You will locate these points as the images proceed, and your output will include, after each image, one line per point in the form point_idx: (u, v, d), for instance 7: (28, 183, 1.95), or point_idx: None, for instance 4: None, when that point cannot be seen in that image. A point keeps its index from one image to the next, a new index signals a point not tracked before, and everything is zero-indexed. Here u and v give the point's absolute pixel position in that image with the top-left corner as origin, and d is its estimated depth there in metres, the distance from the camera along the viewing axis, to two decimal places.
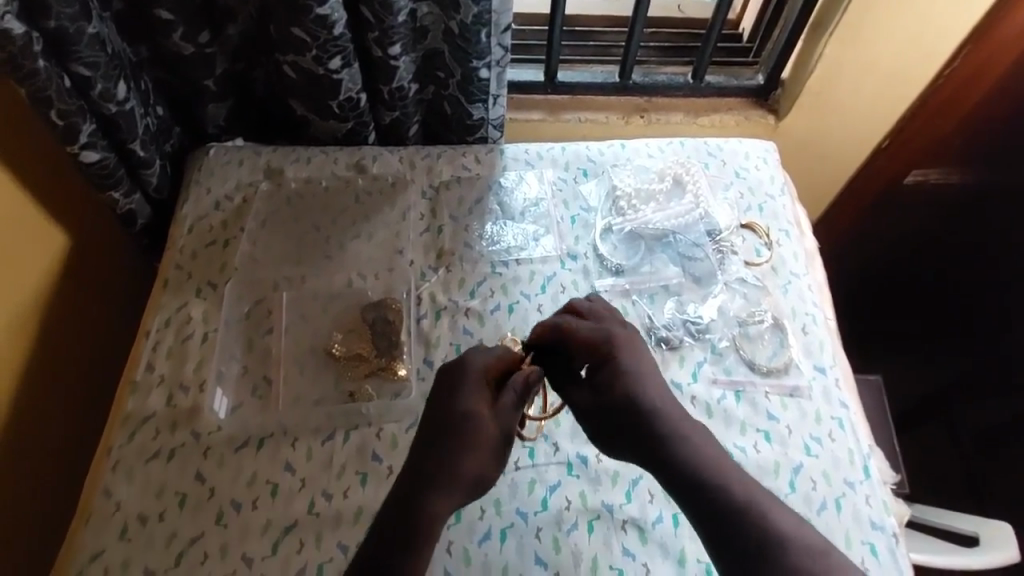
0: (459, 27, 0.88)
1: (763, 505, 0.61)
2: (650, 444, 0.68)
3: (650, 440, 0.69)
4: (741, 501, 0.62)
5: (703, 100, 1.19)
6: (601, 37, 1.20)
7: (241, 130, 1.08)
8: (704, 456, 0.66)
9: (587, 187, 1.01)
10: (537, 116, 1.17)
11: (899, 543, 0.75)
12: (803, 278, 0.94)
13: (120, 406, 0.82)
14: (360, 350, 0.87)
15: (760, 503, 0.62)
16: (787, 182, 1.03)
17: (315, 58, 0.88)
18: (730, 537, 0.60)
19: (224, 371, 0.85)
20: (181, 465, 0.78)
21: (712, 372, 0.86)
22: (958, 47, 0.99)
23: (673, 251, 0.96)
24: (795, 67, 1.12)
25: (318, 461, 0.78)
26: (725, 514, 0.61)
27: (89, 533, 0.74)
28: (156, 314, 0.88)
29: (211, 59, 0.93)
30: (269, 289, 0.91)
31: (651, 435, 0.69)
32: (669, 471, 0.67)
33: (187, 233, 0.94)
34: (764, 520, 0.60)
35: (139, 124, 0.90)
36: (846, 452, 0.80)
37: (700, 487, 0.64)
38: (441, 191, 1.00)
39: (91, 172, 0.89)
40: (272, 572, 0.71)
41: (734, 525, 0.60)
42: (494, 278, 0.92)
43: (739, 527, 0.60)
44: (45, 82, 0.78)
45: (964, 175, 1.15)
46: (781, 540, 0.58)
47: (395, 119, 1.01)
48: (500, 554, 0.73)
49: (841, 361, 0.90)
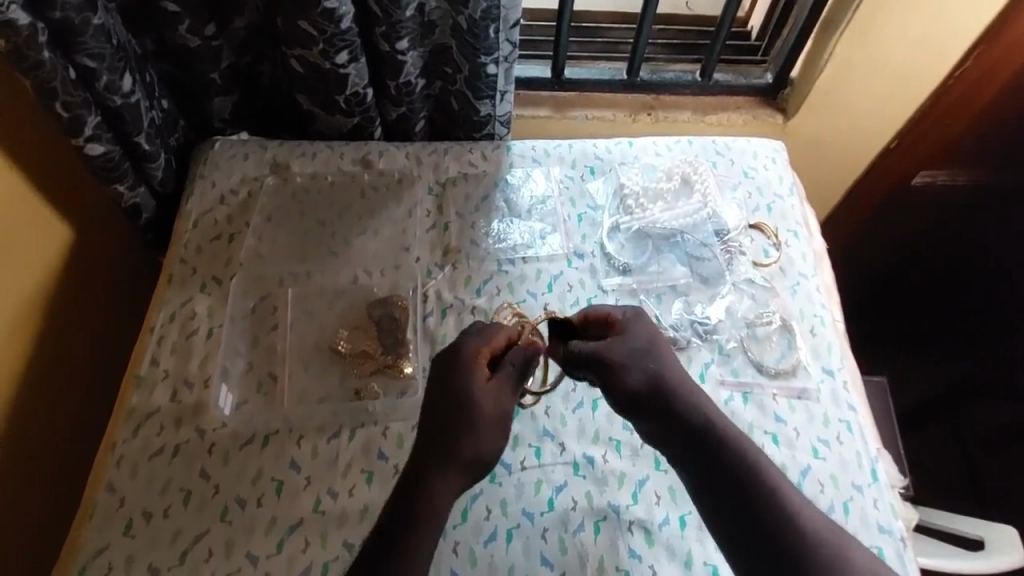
0: (467, 22, 0.87)
1: (774, 474, 0.63)
2: (657, 403, 0.68)
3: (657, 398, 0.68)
4: (754, 468, 0.63)
5: (711, 97, 1.18)
6: (609, 33, 1.19)
7: (246, 123, 1.08)
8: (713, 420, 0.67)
9: (595, 185, 1.01)
10: (543, 112, 1.17)
11: (907, 547, 0.75)
12: (811, 279, 0.93)
13: (125, 401, 0.81)
14: (366, 348, 0.87)
15: (771, 472, 0.63)
16: (795, 182, 1.03)
17: (322, 52, 0.87)
18: (743, 503, 0.61)
19: (229, 366, 0.84)
20: (185, 462, 0.77)
21: (719, 373, 0.86)
22: (974, 45, 0.96)
23: (680, 251, 0.95)
24: (803, 69, 1.15)
25: (323, 459, 0.78)
26: (739, 480, 0.62)
27: (93, 529, 0.73)
28: (160, 309, 0.88)
29: (218, 52, 0.93)
30: (274, 285, 0.91)
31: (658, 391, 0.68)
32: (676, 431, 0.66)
33: (192, 227, 0.94)
34: (777, 488, 0.61)
35: (144, 117, 0.89)
36: (853, 455, 0.80)
37: (711, 451, 0.64)
38: (448, 188, 0.99)
39: (96, 165, 0.88)
40: (277, 571, 0.71)
41: (748, 490, 0.61)
42: (500, 276, 0.92)
43: (753, 494, 0.61)
44: (51, 73, 0.77)
45: (971, 176, 1.14)
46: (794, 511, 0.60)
47: (402, 115, 1.01)
48: (506, 555, 0.73)
49: (850, 363, 0.90)
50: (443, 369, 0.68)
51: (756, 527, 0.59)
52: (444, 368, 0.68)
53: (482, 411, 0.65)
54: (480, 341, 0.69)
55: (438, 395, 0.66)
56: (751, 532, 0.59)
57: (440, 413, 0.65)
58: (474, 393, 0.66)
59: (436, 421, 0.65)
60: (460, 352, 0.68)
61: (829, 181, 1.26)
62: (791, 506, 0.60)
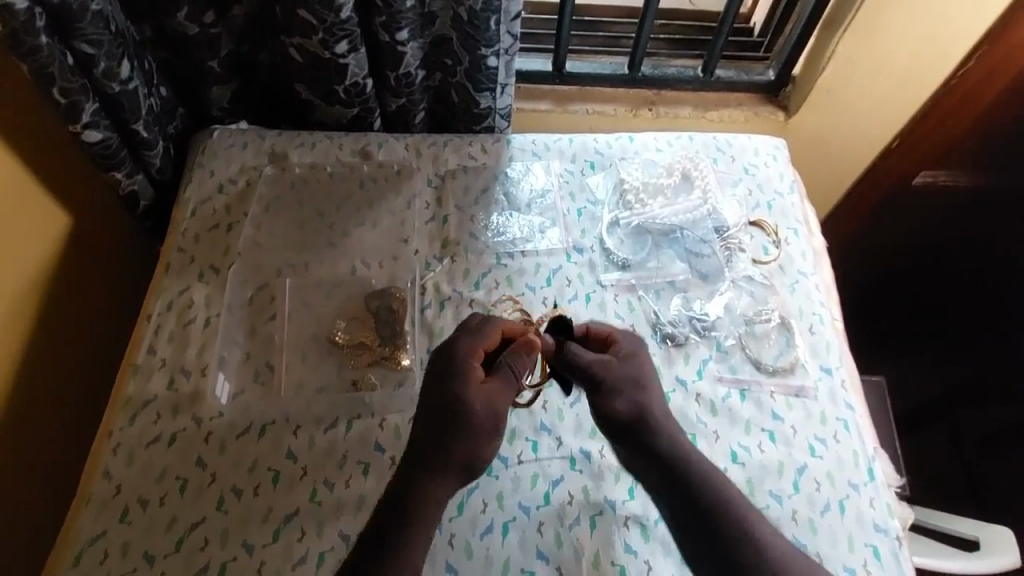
0: (467, 13, 0.86)
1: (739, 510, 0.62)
2: (633, 433, 0.68)
3: (632, 424, 0.68)
4: (722, 500, 0.63)
5: (713, 94, 1.18)
6: (611, 28, 1.19)
7: (245, 112, 1.07)
8: (687, 452, 0.67)
9: (594, 179, 1.00)
10: (544, 106, 1.16)
11: (902, 547, 0.75)
12: (811, 277, 0.93)
13: (121, 389, 0.81)
14: (363, 339, 0.86)
15: (741, 503, 0.63)
16: (796, 180, 1.03)
17: (322, 42, 0.86)
18: (711, 533, 0.61)
19: (226, 355, 0.84)
20: (182, 450, 0.77)
21: (717, 370, 0.86)
22: (974, 47, 0.98)
23: (680, 247, 0.95)
24: (805, 65, 1.12)
25: (320, 450, 0.78)
26: (708, 510, 0.62)
27: (89, 516, 0.73)
28: (158, 297, 0.87)
29: (216, 40, 0.92)
30: (272, 275, 0.90)
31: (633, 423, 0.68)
32: (649, 463, 0.66)
33: (190, 215, 0.93)
34: (744, 518, 0.62)
35: (142, 104, 0.89)
36: (849, 454, 0.80)
37: (682, 483, 0.64)
38: (447, 180, 0.99)
39: (94, 152, 0.87)
40: (273, 560, 0.71)
41: (715, 521, 0.61)
42: (499, 269, 0.91)
43: (721, 523, 0.61)
44: (48, 59, 0.76)
45: (971, 178, 1.15)
46: (762, 541, 0.60)
47: (401, 106, 1.00)
48: (502, 548, 0.73)
49: (848, 362, 0.90)
50: (441, 363, 0.67)
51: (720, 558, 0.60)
52: (439, 361, 0.68)
53: (481, 402, 0.65)
54: (474, 337, 0.69)
55: (435, 386, 0.66)
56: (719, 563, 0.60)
57: (436, 403, 0.65)
58: (471, 386, 0.65)
59: (434, 410, 0.65)
60: (456, 348, 0.68)
61: (830, 181, 1.26)
62: (758, 536, 0.61)
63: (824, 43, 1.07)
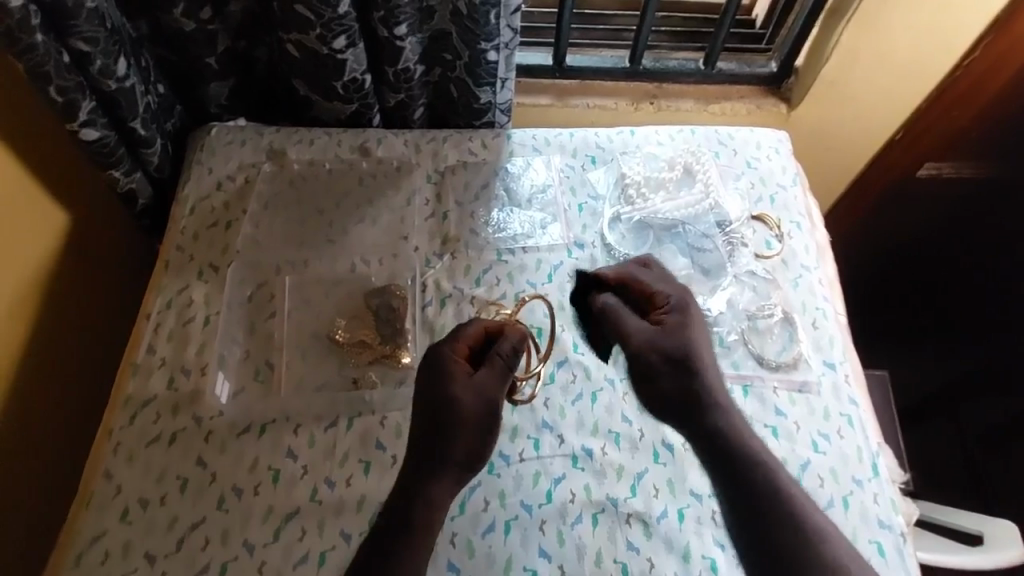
0: (466, 7, 0.85)
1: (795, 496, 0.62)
2: (690, 408, 0.69)
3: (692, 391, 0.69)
4: (776, 484, 0.63)
5: (714, 87, 1.17)
6: (612, 20, 1.18)
7: (244, 109, 1.06)
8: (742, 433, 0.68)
9: (595, 174, 1.00)
10: (544, 101, 1.15)
11: (906, 543, 0.75)
12: (814, 272, 0.93)
13: (121, 387, 0.81)
14: (363, 337, 0.86)
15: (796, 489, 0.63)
16: (799, 173, 1.02)
17: (319, 37, 0.86)
18: (764, 518, 0.61)
19: (226, 354, 0.84)
20: (183, 449, 0.77)
21: (720, 365, 0.85)
22: (978, 39, 0.97)
23: (683, 242, 0.94)
24: (809, 56, 1.12)
25: (321, 448, 0.77)
26: (762, 493, 0.62)
27: (90, 516, 0.73)
28: (157, 295, 0.87)
29: (213, 37, 0.91)
30: (272, 273, 0.90)
31: (690, 390, 0.69)
32: (706, 442, 0.67)
33: (189, 213, 0.93)
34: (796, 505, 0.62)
35: (139, 101, 0.88)
36: (854, 449, 0.80)
37: (736, 462, 0.65)
38: (447, 175, 0.98)
39: (91, 150, 0.87)
40: (274, 559, 0.71)
41: (767, 503, 0.62)
42: (499, 266, 0.91)
43: (774, 507, 0.61)
44: (44, 57, 0.75)
45: (977, 172, 1.12)
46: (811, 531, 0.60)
47: (400, 101, 0.99)
48: (503, 546, 0.72)
49: (852, 357, 0.89)
50: (423, 367, 0.67)
51: (766, 535, 0.60)
52: (421, 367, 0.68)
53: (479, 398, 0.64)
54: (452, 337, 0.69)
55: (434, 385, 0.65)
56: (767, 542, 0.60)
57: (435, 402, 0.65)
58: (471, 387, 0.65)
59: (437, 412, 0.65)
60: (436, 349, 0.68)
61: (832, 173, 1.25)
62: (808, 526, 0.60)
63: (827, 35, 1.07)
